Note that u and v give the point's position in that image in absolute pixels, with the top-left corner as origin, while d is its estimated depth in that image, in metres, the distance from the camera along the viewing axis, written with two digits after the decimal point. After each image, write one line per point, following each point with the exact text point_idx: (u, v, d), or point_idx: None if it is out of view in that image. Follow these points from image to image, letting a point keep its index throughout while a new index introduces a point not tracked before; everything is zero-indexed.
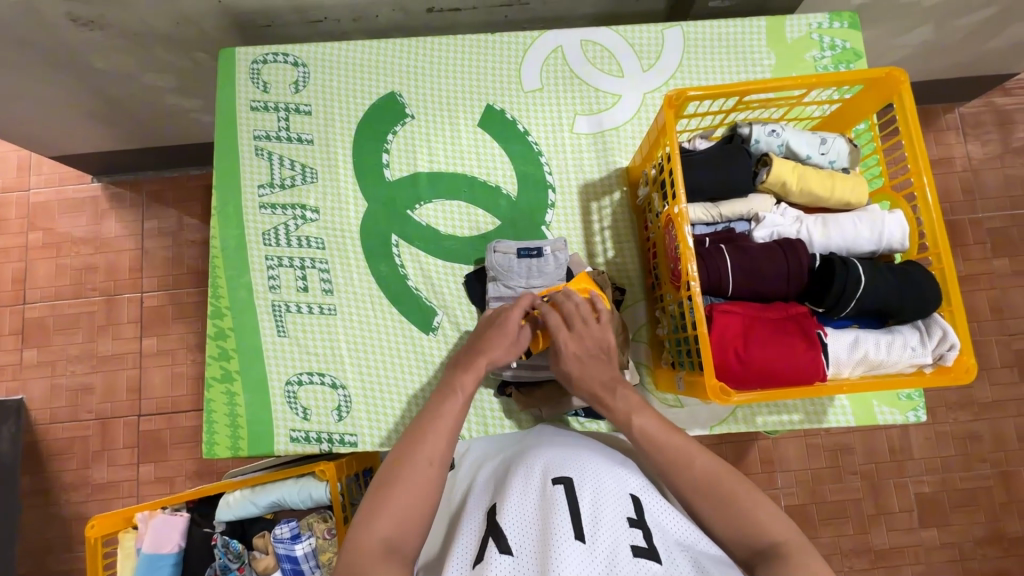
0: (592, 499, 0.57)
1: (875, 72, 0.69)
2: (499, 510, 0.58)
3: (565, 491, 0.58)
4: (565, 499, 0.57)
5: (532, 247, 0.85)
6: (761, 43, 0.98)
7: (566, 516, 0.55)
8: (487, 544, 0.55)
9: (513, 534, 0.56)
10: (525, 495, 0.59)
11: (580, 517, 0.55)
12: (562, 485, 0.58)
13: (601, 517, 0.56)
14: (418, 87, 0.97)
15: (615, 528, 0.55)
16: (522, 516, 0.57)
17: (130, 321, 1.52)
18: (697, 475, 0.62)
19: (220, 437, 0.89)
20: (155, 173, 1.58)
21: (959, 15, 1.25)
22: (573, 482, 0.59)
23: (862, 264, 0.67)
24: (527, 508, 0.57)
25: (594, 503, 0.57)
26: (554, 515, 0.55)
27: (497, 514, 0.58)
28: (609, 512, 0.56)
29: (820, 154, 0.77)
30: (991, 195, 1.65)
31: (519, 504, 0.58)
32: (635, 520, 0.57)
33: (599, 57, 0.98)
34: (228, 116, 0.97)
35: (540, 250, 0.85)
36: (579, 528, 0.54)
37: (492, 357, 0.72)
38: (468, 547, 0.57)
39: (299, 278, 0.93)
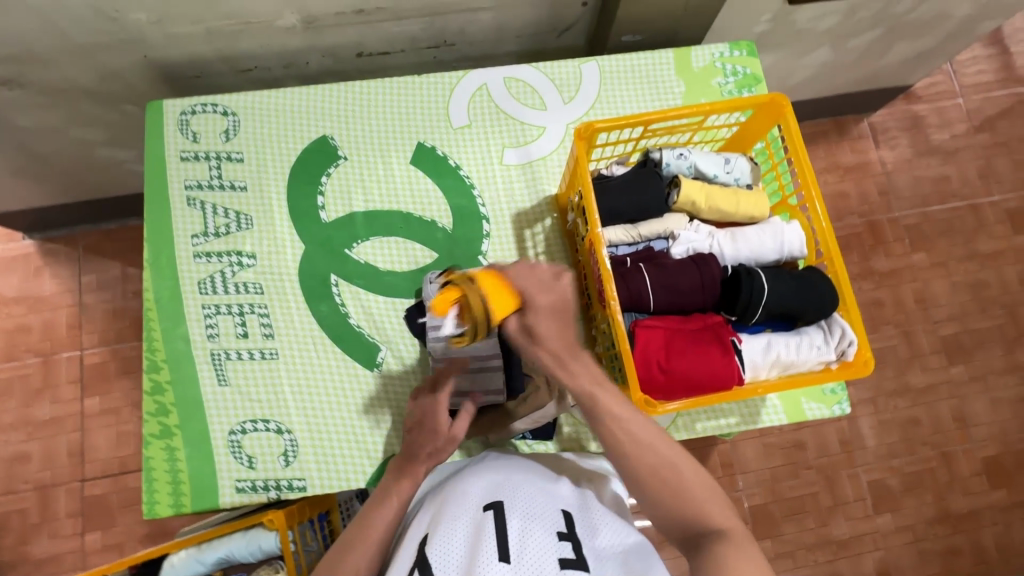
0: (521, 521, 0.59)
1: (760, 98, 0.76)
2: (429, 540, 0.59)
3: (494, 514, 0.59)
4: (494, 524, 0.58)
5: None
6: (672, 72, 1.06)
7: (492, 538, 0.56)
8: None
9: (441, 560, 0.57)
10: (455, 521, 0.60)
11: (507, 538, 0.56)
12: (492, 511, 0.60)
13: (529, 536, 0.57)
14: (350, 129, 1.00)
15: (542, 544, 0.56)
16: (450, 542, 0.58)
17: (70, 382, 1.46)
18: (635, 441, 0.65)
19: (160, 495, 0.86)
20: (91, 226, 1.54)
21: (850, 38, 1.38)
22: (503, 506, 0.60)
23: (765, 274, 0.73)
24: (455, 533, 0.58)
25: (524, 524, 0.58)
26: (481, 539, 0.56)
27: (427, 545, 0.59)
28: (536, 529, 0.58)
29: (726, 172, 0.83)
30: (904, 195, 1.79)
31: (448, 532, 0.59)
32: (566, 533, 0.59)
33: (523, 92, 1.03)
34: (158, 168, 0.97)
35: None
36: (505, 549, 0.55)
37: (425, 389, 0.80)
38: None
39: (238, 324, 0.92)
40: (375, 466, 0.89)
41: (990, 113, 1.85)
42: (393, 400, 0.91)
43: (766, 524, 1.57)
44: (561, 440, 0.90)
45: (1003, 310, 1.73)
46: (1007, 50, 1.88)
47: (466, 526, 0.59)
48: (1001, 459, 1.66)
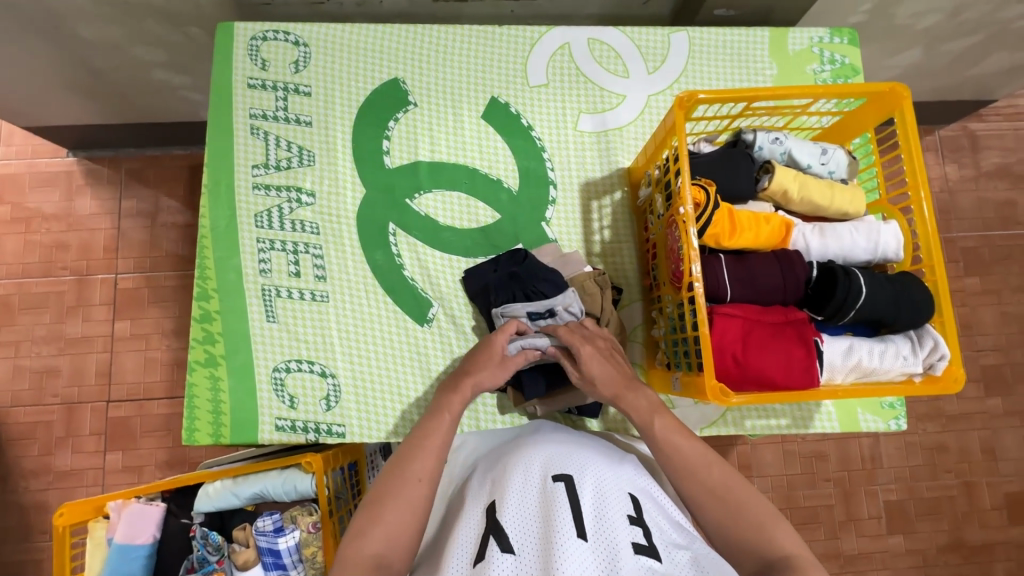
0: (593, 498, 0.57)
1: (879, 86, 0.71)
2: (498, 506, 0.58)
3: (566, 486, 0.58)
4: (567, 497, 0.56)
5: (541, 308, 0.82)
6: (764, 53, 1.00)
7: (567, 511, 0.55)
8: (488, 543, 0.54)
9: (513, 530, 0.55)
10: (524, 491, 0.59)
11: (583, 513, 0.55)
12: (563, 482, 0.58)
13: (601, 515, 0.56)
14: (423, 75, 0.96)
15: (616, 525, 0.55)
16: (522, 510, 0.57)
17: (103, 303, 1.46)
18: (710, 480, 0.66)
19: (201, 423, 0.86)
20: (135, 150, 1.52)
21: (947, 40, 1.29)
22: (573, 479, 0.59)
23: (862, 276, 0.68)
24: (526, 503, 0.57)
25: (596, 501, 0.57)
26: (554, 512, 0.55)
27: (497, 510, 0.57)
28: (609, 509, 0.56)
29: (821, 164, 0.78)
30: (966, 215, 1.72)
31: (518, 502, 0.57)
32: (636, 518, 0.57)
33: (606, 57, 0.98)
34: (223, 92, 0.93)
35: (551, 310, 0.81)
36: (581, 525, 0.54)
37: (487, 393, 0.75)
38: (467, 545, 0.56)
39: (291, 262, 0.90)
40: (416, 422, 0.88)
41: None
42: (442, 360, 0.89)
43: None
44: (605, 420, 0.88)
45: None
46: None
47: (536, 497, 0.58)
48: None
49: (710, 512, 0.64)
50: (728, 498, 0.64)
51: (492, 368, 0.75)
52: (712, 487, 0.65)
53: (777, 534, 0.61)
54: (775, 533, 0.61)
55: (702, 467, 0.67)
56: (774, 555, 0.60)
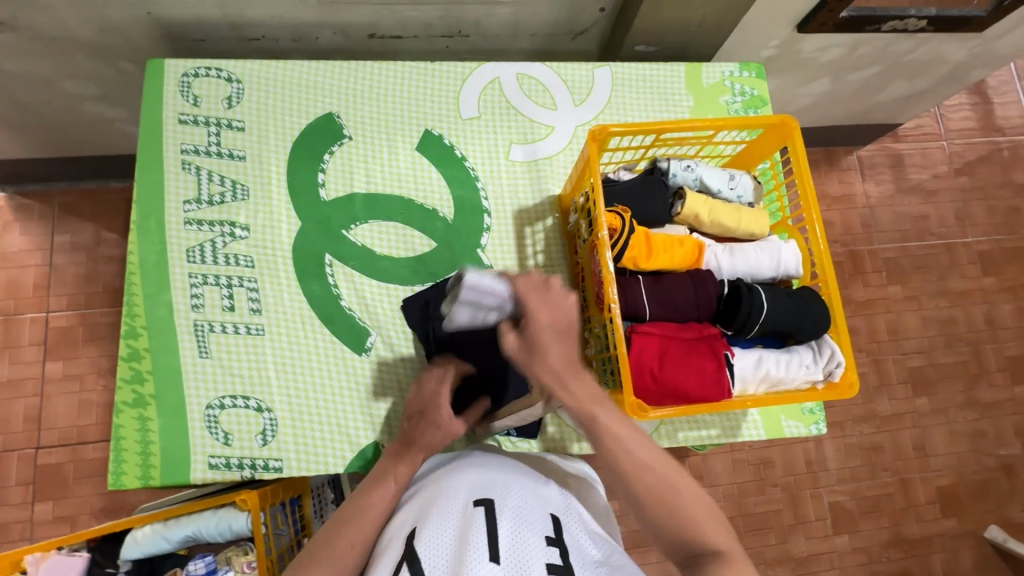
0: (511, 520, 0.59)
1: (772, 118, 0.78)
2: (417, 533, 0.59)
3: (485, 511, 0.59)
4: (484, 521, 0.58)
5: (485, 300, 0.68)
6: (681, 86, 1.07)
7: (482, 534, 0.56)
8: (400, 569, 0.56)
9: (427, 555, 0.56)
10: (444, 515, 0.60)
11: (497, 535, 0.56)
12: (483, 507, 0.60)
13: (517, 537, 0.57)
14: (358, 110, 0.99)
15: (531, 546, 0.56)
16: (439, 534, 0.58)
17: (33, 344, 1.39)
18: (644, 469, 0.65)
19: (129, 466, 0.83)
20: (69, 184, 1.48)
21: (850, 71, 1.42)
22: (493, 503, 0.60)
23: (764, 291, 0.74)
24: (444, 527, 0.58)
25: (514, 523, 0.58)
26: (468, 535, 0.56)
27: (414, 537, 0.58)
28: (526, 531, 0.58)
29: (730, 188, 0.84)
30: (885, 228, 1.85)
31: (436, 526, 0.59)
32: (554, 538, 0.59)
33: (534, 90, 1.04)
34: (153, 129, 0.93)
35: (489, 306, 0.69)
36: (494, 548, 0.55)
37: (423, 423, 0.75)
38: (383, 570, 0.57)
39: (225, 296, 0.90)
40: (355, 452, 0.88)
41: (971, 157, 1.93)
42: (380, 389, 0.90)
43: None
44: (544, 440, 0.90)
45: (968, 347, 1.80)
46: (989, 99, 1.97)
47: (455, 521, 0.59)
48: (955, 489, 1.72)
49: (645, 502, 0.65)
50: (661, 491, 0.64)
51: (438, 433, 0.74)
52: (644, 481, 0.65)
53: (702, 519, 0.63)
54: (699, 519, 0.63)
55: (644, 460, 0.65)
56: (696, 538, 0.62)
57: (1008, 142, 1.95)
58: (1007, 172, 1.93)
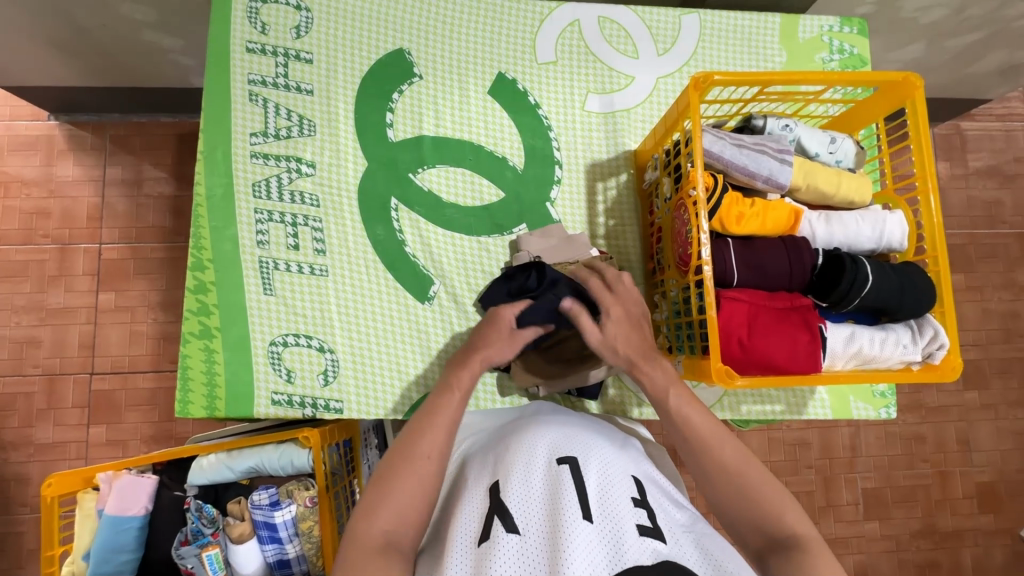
0: (598, 479, 0.58)
1: (892, 74, 0.70)
2: (502, 486, 0.58)
3: (571, 469, 0.58)
4: (572, 479, 0.57)
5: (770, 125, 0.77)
6: (774, 40, 0.99)
7: (573, 492, 0.55)
8: (493, 523, 0.55)
9: (518, 511, 0.55)
10: (529, 471, 0.58)
11: (589, 498, 0.55)
12: (568, 464, 0.58)
13: (607, 496, 0.57)
14: (429, 47, 0.94)
15: (620, 508, 0.56)
16: (527, 493, 0.56)
17: (86, 274, 1.42)
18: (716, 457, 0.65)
19: (195, 396, 0.84)
20: (120, 116, 1.47)
21: (950, 36, 1.29)
22: (578, 461, 0.59)
23: (867, 264, 0.68)
24: (531, 483, 0.57)
25: (601, 486, 0.57)
26: (560, 494, 0.55)
27: (502, 490, 0.57)
28: (614, 494, 0.57)
29: (829, 152, 0.78)
30: (954, 213, 1.75)
31: (523, 480, 0.57)
32: (639, 500, 0.58)
33: (615, 36, 0.97)
34: (220, 55, 0.90)
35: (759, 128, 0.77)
36: (587, 508, 0.54)
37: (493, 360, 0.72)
38: (471, 524, 0.56)
39: (290, 235, 0.88)
40: (415, 400, 0.87)
41: None
42: (441, 339, 0.89)
43: None
44: (604, 402, 0.89)
45: None
46: None
47: (542, 476, 0.58)
48: (995, 486, 1.68)
49: (729, 495, 0.64)
50: (741, 484, 0.63)
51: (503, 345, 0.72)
52: (726, 474, 0.64)
53: (787, 512, 0.61)
54: (782, 516, 0.61)
55: (717, 451, 0.66)
56: (781, 534, 0.60)
57: None
58: None
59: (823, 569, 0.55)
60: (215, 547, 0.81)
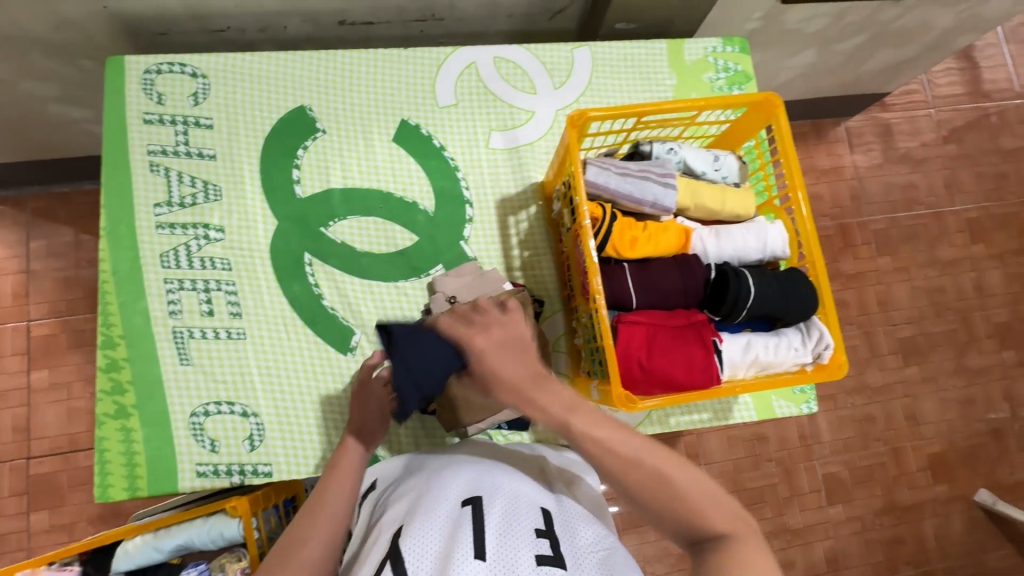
0: (501, 515, 0.59)
1: (754, 96, 0.75)
2: (402, 531, 0.59)
3: (473, 509, 0.59)
4: (471, 519, 0.58)
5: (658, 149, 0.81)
6: (664, 64, 1.04)
7: (470, 531, 0.56)
8: (384, 568, 0.56)
9: (411, 555, 0.56)
10: (431, 513, 0.59)
11: (486, 533, 0.56)
12: (470, 505, 0.60)
13: (509, 530, 0.57)
14: (330, 102, 0.95)
15: (520, 540, 0.56)
16: (424, 533, 0.57)
17: (15, 354, 1.37)
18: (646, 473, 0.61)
19: (114, 478, 0.81)
20: (40, 188, 1.43)
21: (837, 41, 1.39)
22: (482, 501, 0.60)
23: (751, 276, 0.72)
24: (430, 524, 0.58)
25: (503, 521, 0.58)
26: (456, 534, 0.56)
27: (400, 536, 0.58)
28: (515, 527, 0.58)
29: (714, 170, 0.82)
30: (874, 200, 1.84)
31: (422, 523, 0.58)
32: (543, 531, 0.59)
33: (512, 74, 1.00)
34: (117, 129, 0.90)
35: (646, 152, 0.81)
36: (481, 546, 0.55)
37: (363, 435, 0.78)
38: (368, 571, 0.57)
39: (203, 301, 0.88)
40: None
41: (958, 124, 1.92)
42: None
43: None
44: (536, 432, 0.90)
45: (957, 315, 1.81)
46: (976, 65, 1.95)
47: (443, 517, 0.59)
48: (946, 456, 1.75)
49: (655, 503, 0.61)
50: (675, 492, 0.60)
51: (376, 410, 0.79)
52: (646, 485, 0.61)
53: (708, 510, 0.60)
54: (711, 515, 0.60)
55: (642, 466, 0.61)
56: (707, 536, 0.60)
57: (996, 108, 1.93)
58: (994, 138, 1.92)
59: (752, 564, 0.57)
60: None
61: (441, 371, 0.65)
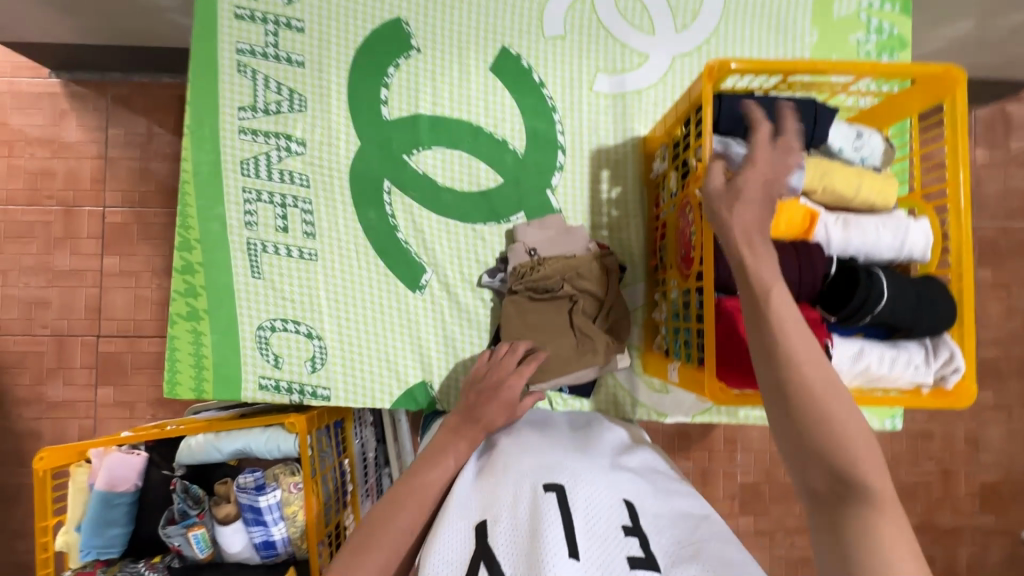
0: (584, 506, 0.58)
1: (935, 68, 0.63)
2: (488, 527, 0.56)
3: (558, 498, 0.57)
4: (558, 508, 0.56)
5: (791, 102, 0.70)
6: (806, 17, 0.90)
7: (560, 521, 0.54)
8: (478, 571, 0.52)
9: (504, 555, 0.54)
10: (516, 504, 0.58)
11: (575, 527, 0.55)
12: (554, 493, 0.58)
13: (594, 525, 0.56)
14: (428, 18, 0.87)
15: (610, 540, 0.55)
16: (512, 525, 0.56)
17: (91, 237, 1.42)
18: (808, 377, 0.48)
19: (183, 377, 0.83)
20: (121, 75, 1.42)
21: (1006, 13, 1.17)
22: (565, 489, 0.59)
23: (886, 278, 0.63)
24: (518, 516, 0.57)
25: (586, 512, 0.57)
26: (545, 522, 0.54)
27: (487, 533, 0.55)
28: (600, 524, 0.56)
29: (854, 148, 0.71)
30: (990, 204, 1.64)
31: (510, 516, 0.57)
32: (631, 527, 0.57)
33: (631, 9, 0.89)
34: (207, 20, 0.85)
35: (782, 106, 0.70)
36: (575, 543, 0.53)
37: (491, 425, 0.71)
38: (453, 564, 0.54)
39: (278, 216, 0.85)
40: (402, 390, 0.86)
41: None
42: (432, 330, 0.86)
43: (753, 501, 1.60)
44: (597, 401, 0.87)
45: None
46: None
47: (528, 505, 0.57)
48: (1000, 487, 1.65)
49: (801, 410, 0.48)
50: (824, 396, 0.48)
51: (501, 407, 0.72)
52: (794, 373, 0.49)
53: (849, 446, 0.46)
54: (854, 460, 0.46)
55: (799, 348, 0.49)
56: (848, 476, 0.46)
57: None
58: None
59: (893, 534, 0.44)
60: (200, 528, 0.82)
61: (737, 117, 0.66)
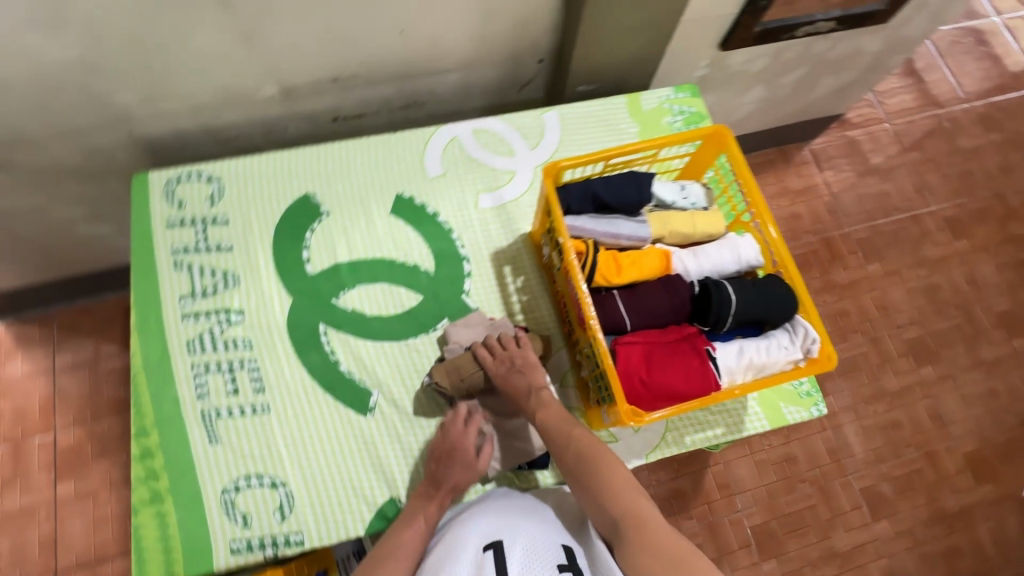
0: (521, 555, 0.72)
1: (707, 130, 0.85)
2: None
3: (495, 553, 0.71)
4: (494, 562, 0.70)
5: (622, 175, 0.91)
6: (624, 116, 1.16)
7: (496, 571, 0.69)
8: None
9: None
10: (462, 557, 0.73)
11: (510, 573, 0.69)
12: (493, 549, 0.72)
13: (530, 565, 0.71)
14: (331, 187, 1.06)
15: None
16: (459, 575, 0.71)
17: (43, 468, 1.40)
18: (581, 449, 0.79)
19: (153, 565, 0.83)
20: (63, 305, 1.52)
21: (781, 75, 1.52)
22: (503, 543, 0.73)
23: (731, 285, 0.79)
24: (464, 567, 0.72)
25: (523, 560, 0.72)
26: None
27: None
28: (535, 564, 0.71)
29: (682, 198, 0.90)
30: (851, 211, 1.91)
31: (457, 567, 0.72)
32: (561, 564, 0.73)
33: (491, 142, 1.12)
34: (144, 235, 1.00)
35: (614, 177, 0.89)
36: None
37: (457, 483, 0.83)
38: None
39: (228, 381, 0.93)
40: (374, 513, 0.89)
41: (917, 131, 2.02)
42: (391, 447, 0.92)
43: (769, 543, 1.56)
44: (557, 471, 0.93)
45: (958, 310, 1.84)
46: (919, 76, 2.07)
47: (472, 558, 0.72)
48: (981, 453, 1.71)
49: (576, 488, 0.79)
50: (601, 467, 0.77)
51: (461, 466, 0.84)
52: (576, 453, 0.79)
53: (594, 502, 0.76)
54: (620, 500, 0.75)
55: (573, 438, 0.80)
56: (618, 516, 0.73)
57: (949, 114, 2.04)
58: (952, 141, 2.01)
59: (649, 547, 0.70)
60: None
61: (582, 196, 0.85)
